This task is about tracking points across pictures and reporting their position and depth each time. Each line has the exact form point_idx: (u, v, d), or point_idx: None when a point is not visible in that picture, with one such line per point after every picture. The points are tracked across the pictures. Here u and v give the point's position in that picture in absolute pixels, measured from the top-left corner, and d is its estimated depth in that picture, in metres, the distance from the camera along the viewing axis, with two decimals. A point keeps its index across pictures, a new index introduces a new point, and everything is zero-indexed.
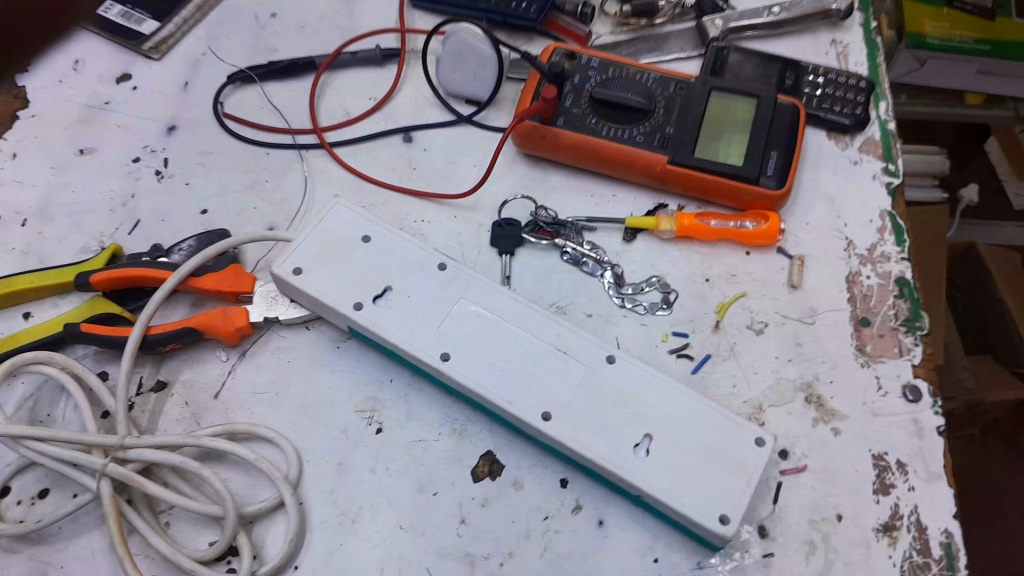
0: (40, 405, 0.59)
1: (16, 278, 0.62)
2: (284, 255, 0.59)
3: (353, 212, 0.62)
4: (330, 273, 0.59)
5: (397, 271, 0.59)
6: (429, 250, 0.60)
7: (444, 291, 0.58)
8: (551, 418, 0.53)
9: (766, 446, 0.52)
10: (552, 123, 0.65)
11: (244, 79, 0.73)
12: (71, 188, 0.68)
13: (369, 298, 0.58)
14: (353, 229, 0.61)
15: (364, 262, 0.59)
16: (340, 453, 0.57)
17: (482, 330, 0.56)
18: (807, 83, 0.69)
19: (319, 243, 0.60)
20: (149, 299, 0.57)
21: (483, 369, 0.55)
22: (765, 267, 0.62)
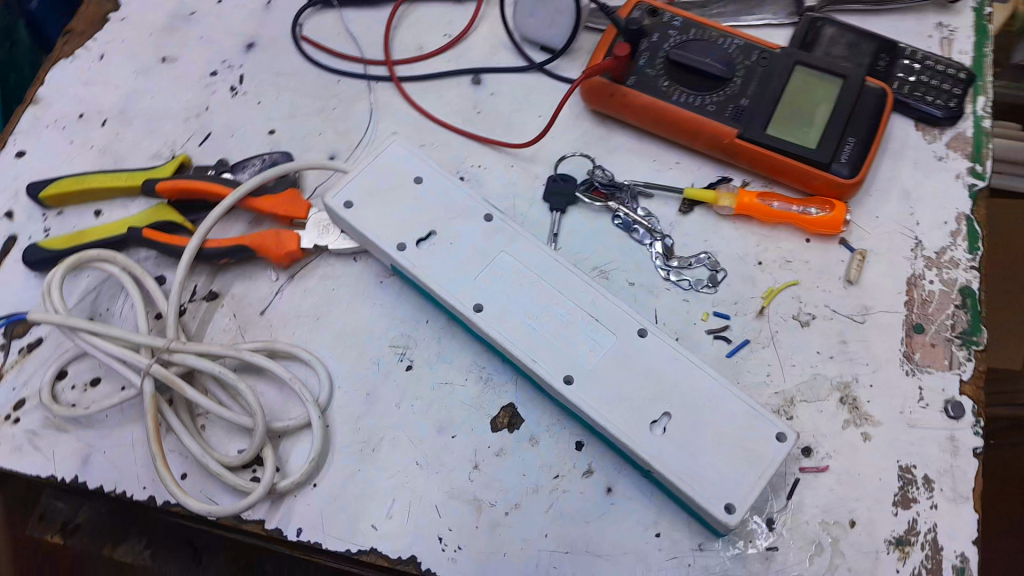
0: (101, 299, 0.63)
1: (92, 177, 0.65)
2: (336, 188, 0.60)
3: (410, 152, 0.62)
4: (379, 210, 0.60)
5: (444, 216, 0.59)
6: (478, 199, 0.60)
7: (485, 243, 0.58)
8: (573, 382, 0.53)
9: (786, 442, 0.51)
10: (622, 82, 0.63)
11: (324, 3, 0.73)
12: (151, 94, 0.71)
13: (412, 241, 0.58)
14: (408, 169, 0.61)
15: (413, 203, 0.60)
16: (370, 384, 0.58)
17: (517, 286, 0.57)
18: (902, 67, 0.65)
19: (372, 179, 0.61)
20: (207, 213, 0.59)
21: (513, 325, 0.55)
22: (823, 258, 0.60)
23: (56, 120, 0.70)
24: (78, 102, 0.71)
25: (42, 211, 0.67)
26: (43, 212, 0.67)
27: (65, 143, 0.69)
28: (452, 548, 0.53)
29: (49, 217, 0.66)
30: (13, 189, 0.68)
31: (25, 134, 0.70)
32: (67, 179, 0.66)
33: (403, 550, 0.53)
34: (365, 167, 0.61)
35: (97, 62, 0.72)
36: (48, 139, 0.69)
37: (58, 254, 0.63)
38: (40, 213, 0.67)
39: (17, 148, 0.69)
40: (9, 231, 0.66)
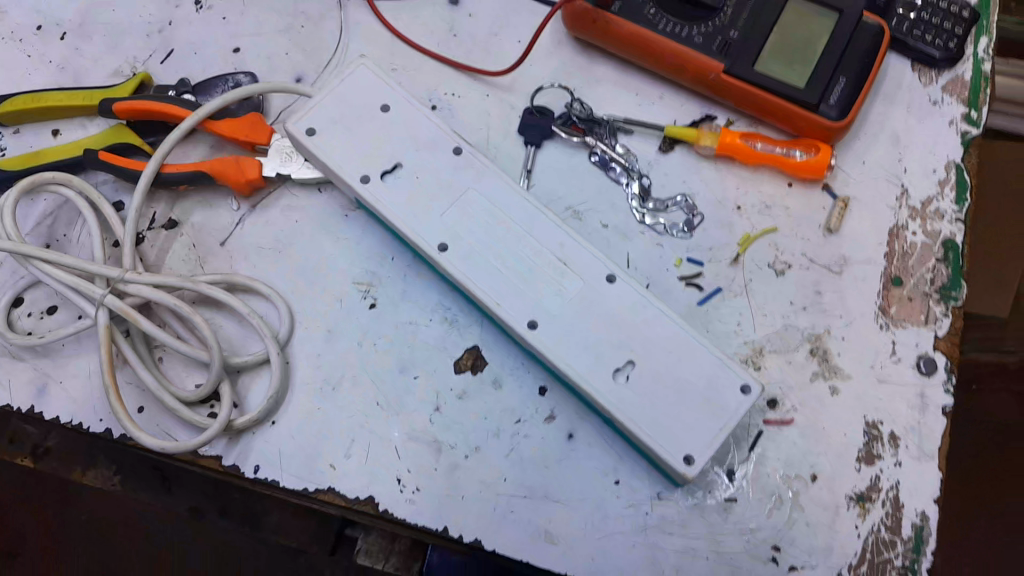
0: (57, 225, 0.61)
1: (49, 95, 0.63)
2: (300, 113, 0.57)
3: (377, 77, 0.59)
4: (343, 139, 0.57)
5: (411, 148, 0.57)
6: (447, 131, 0.58)
7: (454, 178, 0.56)
8: (536, 326, 0.52)
9: (750, 394, 0.50)
10: (605, 9, 0.59)
11: None
12: (111, 7, 0.67)
13: (377, 172, 0.56)
14: (376, 96, 0.58)
15: (380, 133, 0.57)
16: (331, 320, 0.57)
17: (484, 223, 0.55)
18: (903, 2, 0.61)
19: (338, 105, 0.58)
20: (165, 137, 0.57)
21: (478, 266, 0.53)
22: (803, 204, 0.58)
23: (13, 33, 0.67)
24: (36, 13, 0.67)
25: None
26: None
27: (22, 58, 0.66)
28: (410, 489, 0.53)
29: (6, 136, 0.64)
30: None
31: None
32: (22, 95, 0.63)
33: (360, 491, 0.53)
34: (330, 93, 0.58)
35: None
36: (4, 53, 0.66)
37: (14, 175, 0.61)
38: None
39: None
40: None
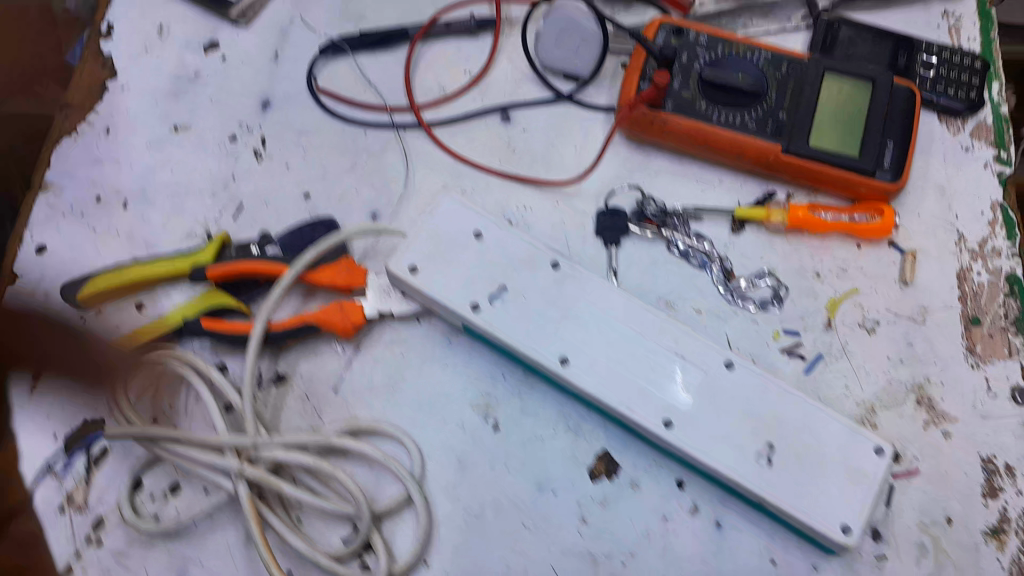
0: (162, 398, 0.61)
1: (131, 269, 0.63)
2: (398, 252, 0.59)
3: (462, 207, 0.61)
4: (444, 272, 0.59)
5: (509, 269, 0.59)
6: (540, 248, 0.60)
7: (558, 292, 0.58)
8: (672, 425, 0.54)
9: (884, 456, 0.53)
10: (662, 108, 0.62)
11: (336, 50, 0.71)
12: (169, 168, 0.68)
13: (484, 298, 0.58)
14: (466, 223, 0.60)
15: (476, 260, 0.59)
16: (460, 450, 0.58)
17: (598, 330, 0.57)
18: (921, 62, 0.66)
19: (431, 240, 0.60)
20: (268, 295, 0.58)
21: (603, 375, 0.56)
22: (876, 262, 0.62)
23: (73, 207, 0.67)
24: (92, 185, 0.68)
25: (78, 309, 0.64)
26: (80, 310, 0.64)
27: (87, 233, 0.66)
28: None
29: (88, 317, 0.63)
30: (41, 287, 0.65)
31: (43, 225, 0.67)
32: (103, 273, 0.63)
33: None
34: (422, 228, 0.60)
35: (104, 137, 0.70)
36: (68, 229, 0.66)
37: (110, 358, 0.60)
38: (77, 311, 0.64)
39: (37, 241, 0.66)
40: None
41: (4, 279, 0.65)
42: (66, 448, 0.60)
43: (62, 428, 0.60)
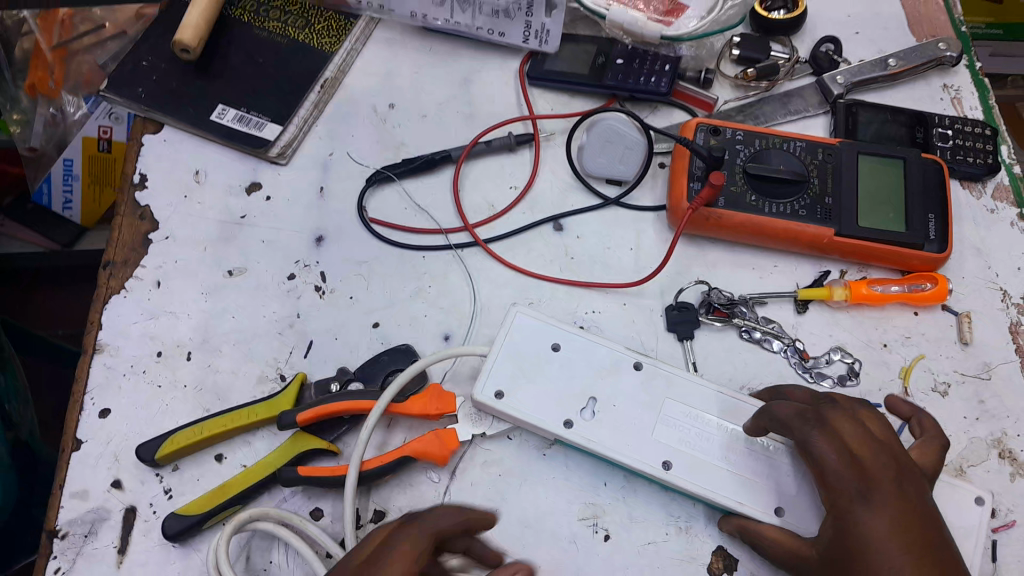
0: (256, 555, 0.59)
1: (211, 423, 0.61)
2: (482, 378, 0.60)
3: (537, 321, 0.62)
4: (532, 391, 0.60)
5: (594, 379, 0.60)
6: (620, 351, 0.61)
7: (647, 395, 0.59)
8: (784, 513, 0.55)
9: (985, 505, 0.55)
10: (715, 205, 0.65)
11: (382, 179, 0.73)
12: (229, 314, 0.67)
13: (577, 414, 0.59)
14: (542, 338, 0.62)
15: (561, 374, 0.60)
16: (575, 565, 0.58)
17: (697, 426, 0.58)
18: (937, 135, 0.72)
19: (513, 361, 0.61)
20: (361, 437, 0.57)
21: (707, 473, 0.56)
22: (935, 326, 0.65)
23: (133, 365, 0.65)
24: (150, 339, 0.66)
25: (154, 471, 0.61)
26: (157, 472, 0.61)
27: (152, 389, 0.64)
28: None
29: (166, 475, 0.61)
30: (112, 453, 0.62)
31: (103, 389, 0.64)
32: (180, 430, 0.61)
33: None
34: (501, 350, 0.61)
35: (155, 289, 0.68)
36: (131, 388, 0.64)
37: (201, 517, 0.58)
38: (154, 473, 0.61)
39: (100, 406, 0.64)
40: (125, 501, 0.60)
41: (70, 450, 0.62)
42: None
43: None
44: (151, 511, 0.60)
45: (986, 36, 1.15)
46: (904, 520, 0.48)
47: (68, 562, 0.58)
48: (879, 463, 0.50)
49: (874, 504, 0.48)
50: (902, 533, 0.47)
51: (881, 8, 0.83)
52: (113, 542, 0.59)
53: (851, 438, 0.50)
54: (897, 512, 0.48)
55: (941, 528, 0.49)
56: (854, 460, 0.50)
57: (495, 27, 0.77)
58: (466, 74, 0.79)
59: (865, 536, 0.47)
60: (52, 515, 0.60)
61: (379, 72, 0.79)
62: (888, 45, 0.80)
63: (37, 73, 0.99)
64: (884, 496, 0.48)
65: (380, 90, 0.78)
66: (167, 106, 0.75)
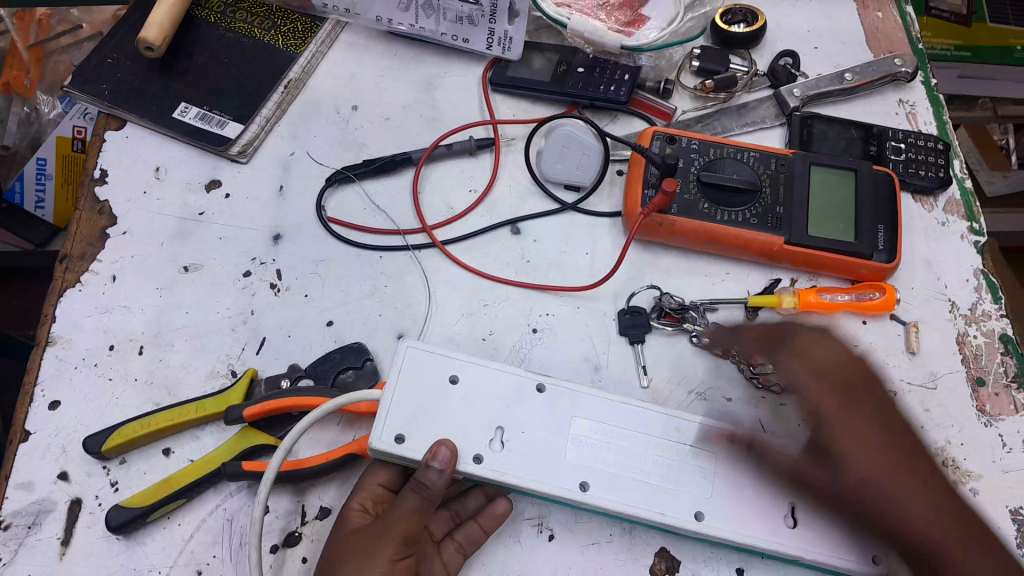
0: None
1: (152, 418, 0.61)
2: (377, 426, 0.55)
3: (430, 352, 0.58)
4: (433, 430, 0.56)
5: (498, 409, 0.57)
6: (520, 374, 0.58)
7: (556, 416, 0.57)
8: (704, 517, 0.54)
9: None
10: (668, 212, 0.66)
11: (343, 180, 0.73)
12: (184, 310, 0.67)
13: (486, 447, 0.55)
14: (437, 370, 0.58)
15: (463, 408, 0.56)
16: (519, 564, 0.58)
17: (617, 432, 0.57)
18: (890, 149, 0.74)
19: (408, 398, 0.56)
20: (289, 438, 0.55)
21: (624, 489, 0.55)
22: (883, 335, 0.67)
23: (86, 358, 0.65)
24: (103, 333, 0.66)
25: (101, 463, 0.61)
26: (103, 465, 0.61)
27: (103, 382, 0.64)
28: None
29: (112, 469, 0.61)
30: (59, 445, 0.62)
31: (54, 381, 0.64)
32: (124, 424, 0.60)
33: None
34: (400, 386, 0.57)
35: (111, 283, 0.68)
36: (82, 381, 0.64)
37: (143, 512, 0.57)
38: (101, 465, 0.61)
39: (50, 398, 0.64)
40: (70, 493, 0.60)
41: (17, 441, 0.62)
42: None
43: None
44: (96, 504, 0.60)
45: (955, 59, 1.17)
46: (908, 475, 0.55)
47: (9, 553, 0.58)
48: (809, 371, 0.60)
49: (856, 432, 0.57)
50: (890, 466, 0.55)
51: (840, 26, 0.84)
52: (56, 534, 0.59)
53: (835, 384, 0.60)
54: (871, 428, 0.57)
55: (895, 429, 0.58)
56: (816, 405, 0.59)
57: (460, 34, 0.78)
58: (430, 78, 0.80)
59: (870, 479, 0.55)
60: None
61: (344, 75, 0.80)
62: (845, 60, 0.82)
63: (12, 72, 1.04)
64: (861, 413, 0.58)
65: (344, 93, 0.79)
66: (130, 102, 0.75)
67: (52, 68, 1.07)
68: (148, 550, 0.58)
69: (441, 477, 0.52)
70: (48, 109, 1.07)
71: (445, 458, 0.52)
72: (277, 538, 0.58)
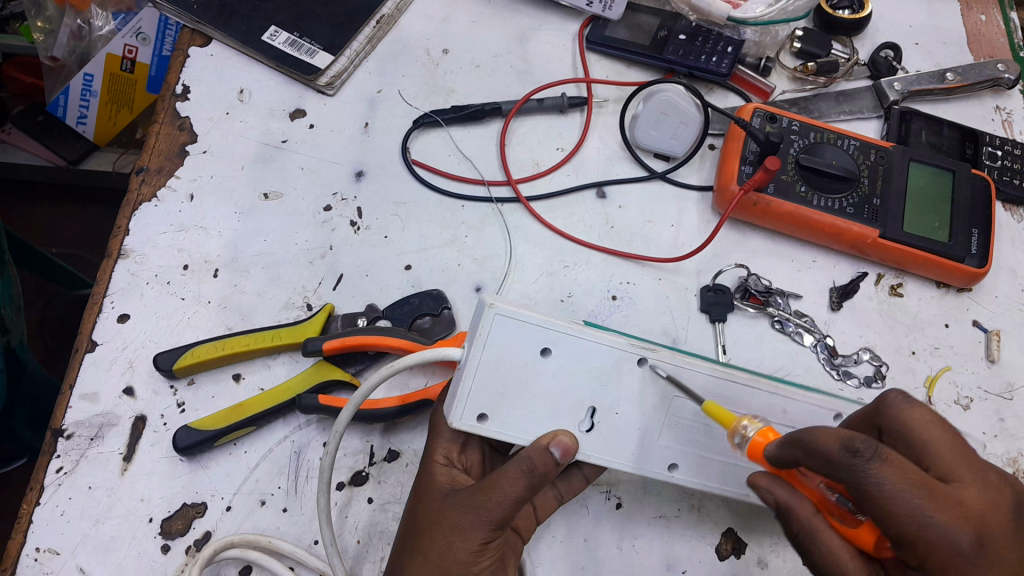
0: (239, 518, 0.56)
1: (226, 342, 0.60)
2: (456, 404, 0.48)
3: (519, 322, 0.48)
4: (519, 408, 0.49)
5: (594, 385, 0.50)
6: (621, 346, 0.51)
7: (653, 395, 0.51)
8: None
9: None
10: (766, 191, 0.65)
11: (429, 123, 0.72)
12: (261, 236, 0.66)
13: (578, 428, 0.50)
14: (528, 342, 0.49)
15: (553, 385, 0.50)
16: (585, 529, 0.57)
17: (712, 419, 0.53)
18: (987, 154, 0.72)
19: (495, 375, 0.48)
20: (343, 410, 0.49)
21: (713, 472, 0.53)
22: (964, 341, 0.66)
23: (158, 275, 0.64)
24: (176, 252, 0.65)
25: (169, 383, 0.60)
26: (171, 385, 0.60)
27: (175, 302, 0.63)
28: None
29: (180, 389, 0.60)
30: (126, 359, 0.61)
31: (125, 295, 0.63)
32: (199, 344, 0.60)
33: None
34: (488, 358, 0.48)
35: (188, 202, 0.67)
36: (154, 298, 0.63)
37: (215, 435, 0.56)
38: (168, 385, 0.60)
39: (119, 311, 0.62)
40: (136, 410, 0.59)
41: (84, 350, 0.61)
42: (165, 532, 0.56)
43: (158, 509, 0.56)
44: (161, 423, 0.59)
45: None
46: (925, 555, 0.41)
47: (71, 463, 0.57)
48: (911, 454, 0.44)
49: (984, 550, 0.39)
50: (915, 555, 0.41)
51: (943, 24, 0.82)
52: (119, 448, 0.58)
53: (939, 503, 0.39)
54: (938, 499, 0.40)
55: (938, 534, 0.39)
56: (906, 526, 0.38)
57: None
58: (524, 30, 0.78)
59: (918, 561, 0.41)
60: (59, 414, 0.59)
61: (436, 17, 0.78)
62: (945, 59, 0.80)
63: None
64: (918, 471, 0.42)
65: (434, 35, 0.77)
66: (218, 20, 0.73)
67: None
68: (212, 475, 0.58)
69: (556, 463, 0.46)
70: (100, 24, 0.97)
71: (566, 449, 0.47)
72: (344, 475, 0.58)
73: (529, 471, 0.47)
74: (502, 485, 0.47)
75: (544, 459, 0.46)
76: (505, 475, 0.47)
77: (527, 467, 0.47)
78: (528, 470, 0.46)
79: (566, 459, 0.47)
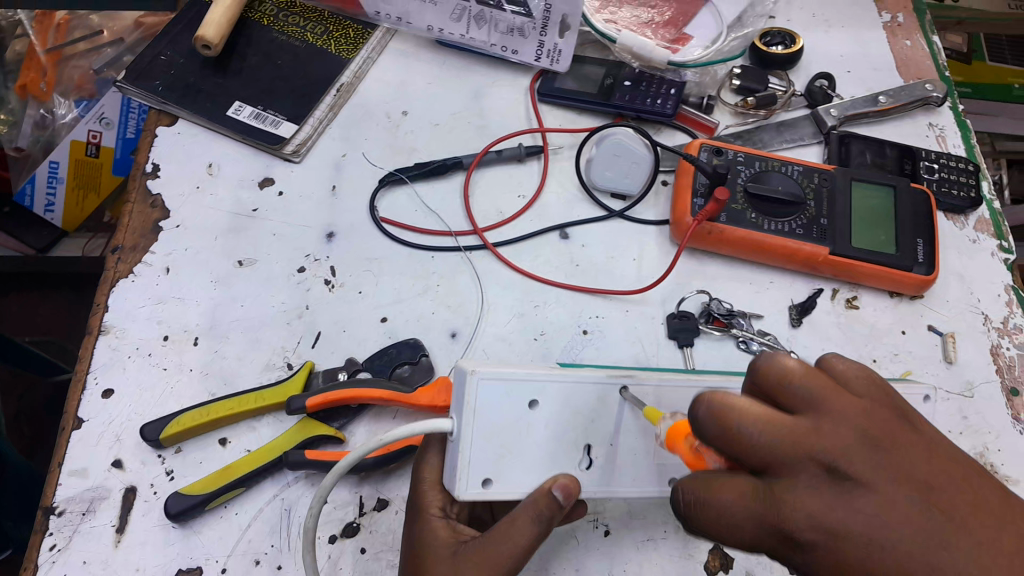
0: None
1: (210, 407, 0.61)
2: (460, 473, 0.49)
3: (500, 379, 0.49)
4: (519, 463, 0.50)
5: (586, 421, 0.52)
6: (601, 379, 0.52)
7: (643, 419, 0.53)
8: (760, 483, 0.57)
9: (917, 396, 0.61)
10: (718, 220, 0.68)
11: (395, 181, 0.75)
12: (239, 302, 0.68)
13: (579, 464, 0.52)
14: (516, 393, 0.50)
15: (547, 430, 0.51)
16: (576, 561, 0.58)
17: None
18: (924, 168, 0.76)
19: (492, 435, 0.49)
20: (318, 489, 0.49)
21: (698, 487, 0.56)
22: (921, 345, 0.69)
23: (139, 347, 0.65)
24: (156, 324, 0.66)
25: (157, 452, 0.61)
26: (159, 454, 0.61)
27: (158, 372, 0.64)
28: None
29: (168, 458, 0.61)
30: (113, 433, 0.61)
31: (107, 370, 0.64)
32: (184, 412, 0.61)
33: None
34: (477, 423, 0.49)
35: (164, 275, 0.69)
36: (137, 371, 0.64)
37: (205, 498, 0.57)
38: (156, 454, 0.61)
39: (103, 386, 0.63)
40: (125, 481, 0.60)
41: (70, 428, 0.61)
42: None
43: None
44: (151, 492, 0.60)
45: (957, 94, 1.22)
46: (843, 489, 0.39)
47: (64, 539, 0.57)
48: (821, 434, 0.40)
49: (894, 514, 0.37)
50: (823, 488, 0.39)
51: (872, 51, 0.88)
52: (110, 522, 0.58)
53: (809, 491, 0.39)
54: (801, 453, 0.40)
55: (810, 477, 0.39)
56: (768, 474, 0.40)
57: (509, 44, 0.80)
58: (478, 88, 0.82)
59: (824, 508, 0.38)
60: (48, 493, 0.59)
61: (393, 81, 0.82)
62: (876, 83, 0.85)
63: (29, 74, 1.01)
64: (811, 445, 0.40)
65: (393, 98, 0.80)
66: (183, 99, 0.76)
67: (67, 73, 1.04)
68: (205, 539, 0.58)
69: (560, 507, 0.48)
70: (63, 111, 1.03)
71: (568, 491, 0.48)
72: (335, 529, 0.59)
73: (536, 522, 0.48)
74: (511, 534, 0.49)
75: (549, 505, 0.48)
76: (516, 523, 0.49)
77: (534, 511, 0.48)
78: (536, 518, 0.48)
79: (569, 502, 0.48)
